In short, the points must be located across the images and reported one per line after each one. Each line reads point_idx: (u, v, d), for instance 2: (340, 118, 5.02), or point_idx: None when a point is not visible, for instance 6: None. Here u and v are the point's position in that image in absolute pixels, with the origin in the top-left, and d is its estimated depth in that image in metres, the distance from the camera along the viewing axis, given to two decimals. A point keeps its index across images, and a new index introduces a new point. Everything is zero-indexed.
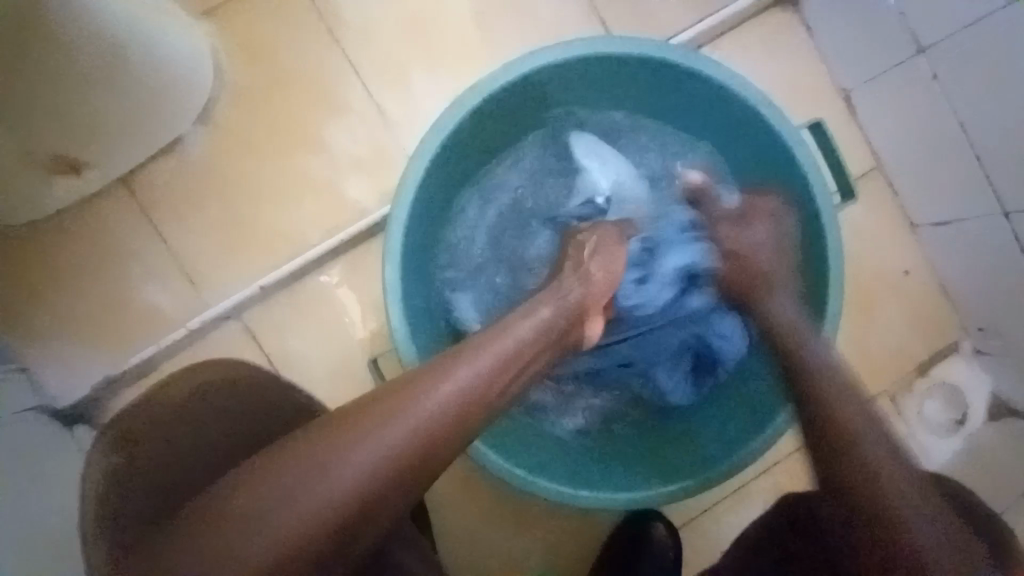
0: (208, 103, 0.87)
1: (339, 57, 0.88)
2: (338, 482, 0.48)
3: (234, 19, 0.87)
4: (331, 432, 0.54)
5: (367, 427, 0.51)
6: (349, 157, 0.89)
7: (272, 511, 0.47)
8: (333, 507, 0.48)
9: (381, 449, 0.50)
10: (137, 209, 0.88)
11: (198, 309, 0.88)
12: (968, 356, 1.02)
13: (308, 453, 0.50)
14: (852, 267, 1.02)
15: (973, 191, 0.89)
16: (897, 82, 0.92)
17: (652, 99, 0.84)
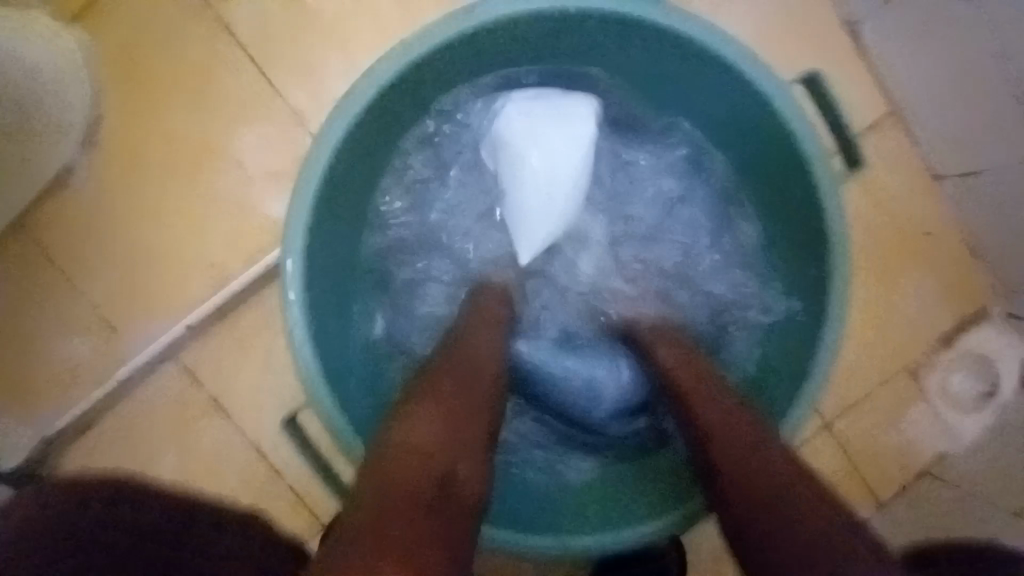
0: (92, 122, 0.74)
1: (233, 52, 0.74)
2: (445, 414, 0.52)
3: (105, 18, 0.74)
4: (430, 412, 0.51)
5: (456, 377, 0.57)
6: (264, 171, 0.76)
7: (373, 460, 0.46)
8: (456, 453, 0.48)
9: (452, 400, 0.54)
10: (35, 252, 0.77)
11: (123, 357, 0.80)
12: (999, 322, 0.90)
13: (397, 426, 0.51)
14: (863, 233, 0.88)
15: (1006, 136, 0.74)
16: (911, 6, 0.74)
17: (633, 69, 0.74)
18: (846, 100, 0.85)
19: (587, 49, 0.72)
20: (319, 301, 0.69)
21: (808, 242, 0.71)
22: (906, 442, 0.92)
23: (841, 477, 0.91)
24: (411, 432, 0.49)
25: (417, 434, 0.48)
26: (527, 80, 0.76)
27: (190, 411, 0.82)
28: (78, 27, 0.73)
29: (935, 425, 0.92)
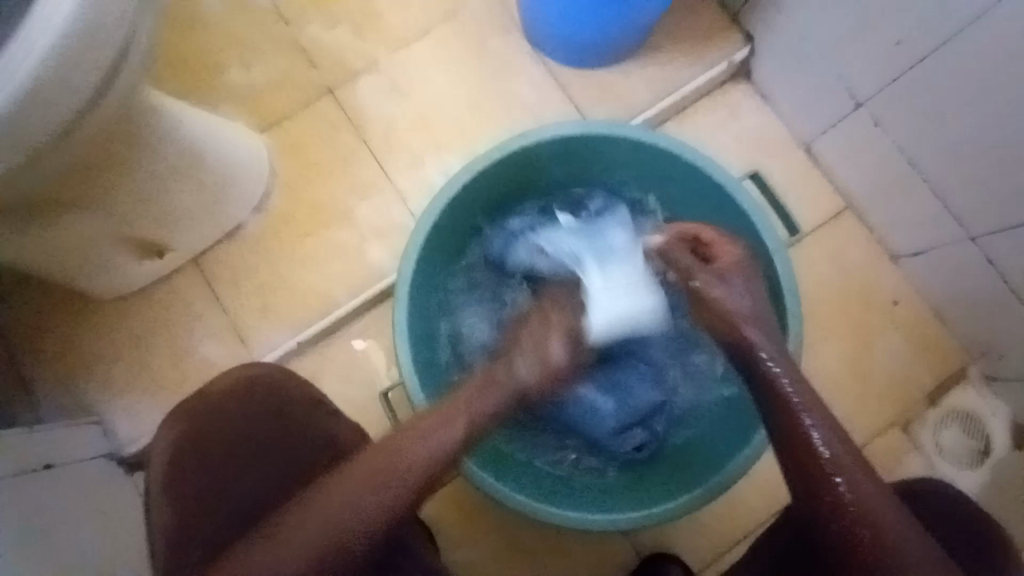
0: (263, 195, 1.08)
1: (365, 153, 1.10)
2: (371, 485, 0.62)
3: (283, 131, 1.11)
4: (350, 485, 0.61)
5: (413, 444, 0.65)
6: (373, 231, 1.07)
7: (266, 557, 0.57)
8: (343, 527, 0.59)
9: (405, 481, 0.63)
10: (203, 280, 1.07)
11: (246, 364, 1.04)
12: (978, 382, 1.03)
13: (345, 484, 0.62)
14: (838, 299, 1.06)
15: (933, 222, 0.98)
16: (845, 132, 1.04)
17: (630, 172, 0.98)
18: (812, 197, 1.10)
19: (593, 159, 0.96)
20: (419, 327, 0.91)
21: None
22: None
23: None
24: (334, 500, 0.60)
25: (341, 510, 0.60)
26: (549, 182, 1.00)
27: None
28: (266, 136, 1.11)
29: (934, 477, 1.00)
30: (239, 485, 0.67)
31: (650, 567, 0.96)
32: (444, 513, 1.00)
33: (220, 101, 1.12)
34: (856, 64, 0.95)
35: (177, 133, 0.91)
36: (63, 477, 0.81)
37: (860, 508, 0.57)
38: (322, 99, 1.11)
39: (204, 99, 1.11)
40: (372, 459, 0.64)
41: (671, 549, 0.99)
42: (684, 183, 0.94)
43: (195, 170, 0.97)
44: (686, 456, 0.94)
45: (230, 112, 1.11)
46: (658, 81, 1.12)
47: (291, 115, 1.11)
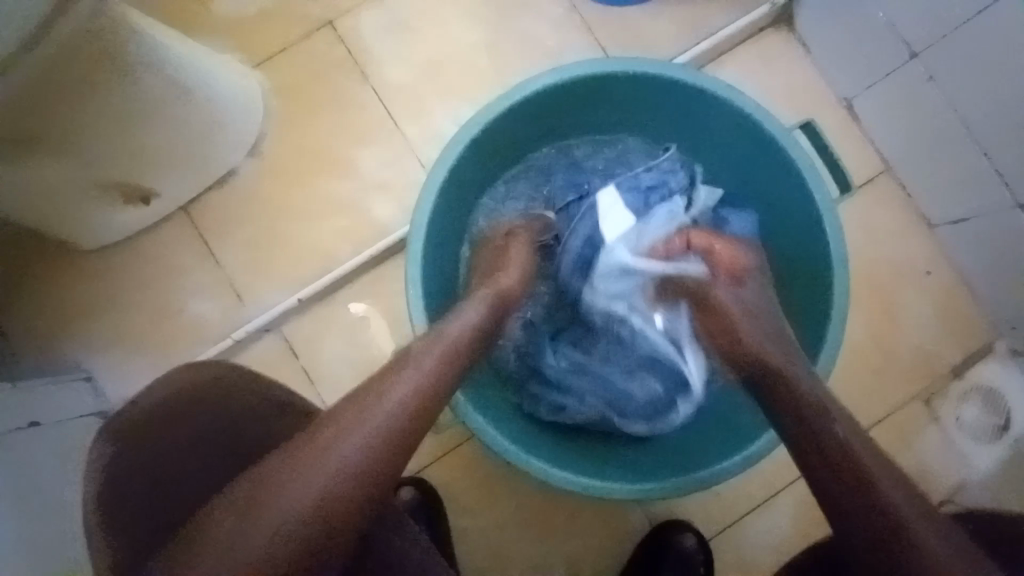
0: (256, 138, 0.99)
1: (369, 95, 1.00)
2: (327, 464, 0.57)
3: (277, 66, 1.00)
4: (320, 461, 0.57)
5: (371, 405, 0.62)
6: (378, 182, 0.99)
7: (236, 538, 0.53)
8: (315, 501, 0.56)
9: (368, 437, 0.60)
10: (193, 230, 0.99)
11: (241, 321, 0.97)
12: (1004, 357, 0.99)
13: (311, 447, 0.58)
14: (867, 268, 1.01)
15: (982, 187, 0.91)
16: (892, 87, 0.96)
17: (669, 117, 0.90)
18: (848, 158, 1.04)
19: (630, 102, 0.88)
20: (432, 282, 0.84)
21: (812, 260, 0.84)
22: (921, 465, 0.98)
23: None
24: (292, 481, 0.56)
25: (302, 488, 0.56)
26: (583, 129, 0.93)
27: (284, 372, 0.97)
28: (258, 72, 1.00)
29: (951, 452, 0.98)
30: (171, 486, 0.58)
31: (660, 538, 0.94)
32: (452, 479, 0.98)
33: (206, 31, 1.00)
34: (913, 9, 0.86)
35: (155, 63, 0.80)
36: (48, 437, 0.76)
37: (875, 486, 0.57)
38: (320, 33, 1.01)
39: (189, 27, 1.00)
40: (321, 439, 0.59)
41: (681, 517, 0.98)
42: (727, 131, 0.86)
43: (180, 106, 0.86)
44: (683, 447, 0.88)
45: (218, 44, 1.00)
46: (692, 25, 1.02)
47: (286, 49, 1.00)
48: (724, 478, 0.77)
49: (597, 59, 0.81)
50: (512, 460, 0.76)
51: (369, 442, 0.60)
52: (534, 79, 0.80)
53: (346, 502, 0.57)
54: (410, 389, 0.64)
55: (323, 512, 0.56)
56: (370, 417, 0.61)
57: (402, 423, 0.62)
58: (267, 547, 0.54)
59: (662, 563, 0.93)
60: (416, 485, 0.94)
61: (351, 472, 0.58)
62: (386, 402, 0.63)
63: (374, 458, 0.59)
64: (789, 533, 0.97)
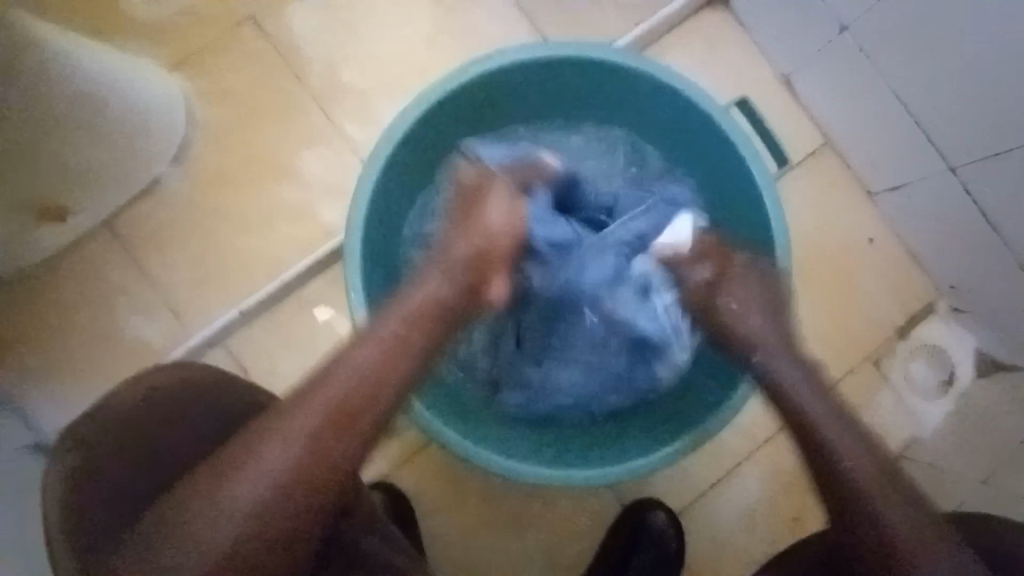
0: (182, 145, 0.93)
1: (301, 92, 0.95)
2: (276, 456, 0.59)
3: (200, 68, 0.94)
4: (244, 472, 0.57)
5: (299, 406, 0.61)
6: (319, 184, 0.95)
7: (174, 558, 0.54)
8: (246, 517, 0.56)
9: (301, 441, 0.59)
10: (122, 248, 0.93)
11: (184, 341, 0.92)
12: (947, 315, 1.03)
13: (236, 456, 0.58)
14: (815, 239, 1.03)
15: (917, 153, 0.93)
16: (826, 60, 0.97)
17: (606, 102, 0.89)
18: (790, 132, 1.05)
19: (566, 88, 0.87)
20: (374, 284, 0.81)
21: (754, 236, 0.85)
22: (877, 427, 1.01)
23: None
24: (238, 484, 0.57)
25: (250, 486, 0.57)
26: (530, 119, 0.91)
27: None
28: (179, 75, 0.94)
29: (904, 411, 1.01)
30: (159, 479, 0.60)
31: (632, 519, 0.95)
32: (419, 483, 0.95)
33: (118, 32, 0.94)
34: None
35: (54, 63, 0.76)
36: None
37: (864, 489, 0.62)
38: (244, 29, 0.95)
39: (97, 30, 0.93)
40: (244, 449, 0.58)
41: (652, 495, 0.98)
42: (665, 112, 0.86)
43: (99, 116, 0.83)
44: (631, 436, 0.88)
45: (131, 47, 0.94)
46: (629, 5, 1.01)
47: (207, 49, 0.95)
48: (647, 471, 0.77)
49: (530, 44, 0.79)
50: (455, 450, 0.75)
51: (293, 452, 0.59)
52: (467, 68, 0.77)
53: (280, 510, 0.57)
54: (336, 394, 0.63)
55: (256, 524, 0.56)
56: (298, 422, 0.60)
57: (328, 426, 0.61)
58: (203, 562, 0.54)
59: (635, 544, 0.93)
60: (383, 489, 0.92)
61: (277, 481, 0.58)
62: (334, 403, 0.62)
63: (301, 465, 0.59)
64: (757, 504, 0.99)
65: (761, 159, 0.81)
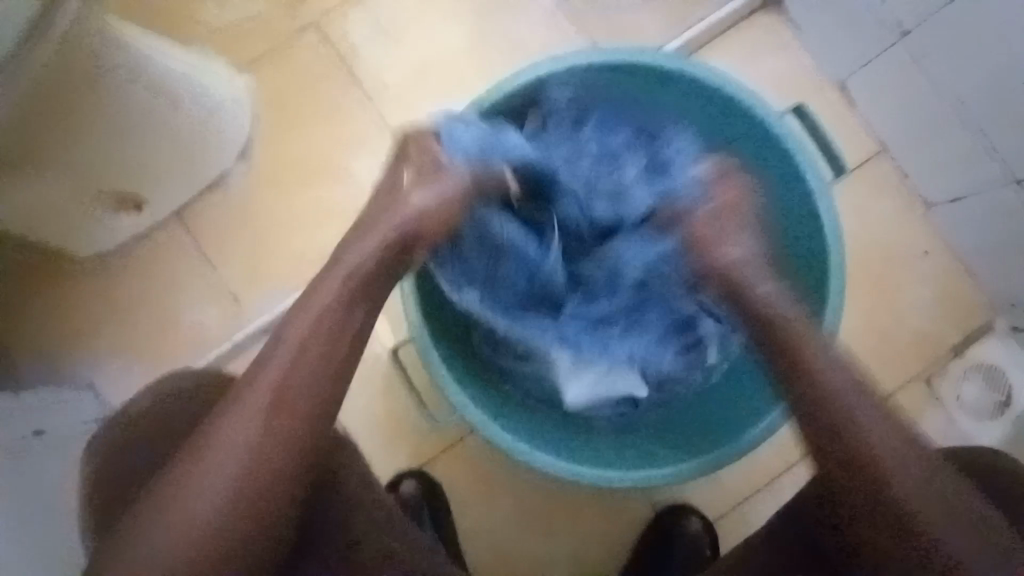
0: (245, 142, 0.99)
1: (357, 93, 0.99)
2: (223, 467, 0.58)
3: (263, 69, 1.00)
4: (216, 450, 0.59)
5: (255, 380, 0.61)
6: (371, 182, 0.99)
7: (175, 528, 0.58)
8: (235, 492, 0.58)
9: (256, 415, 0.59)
10: (187, 238, 0.99)
11: (240, 327, 0.98)
12: (1004, 335, 0.99)
13: (208, 436, 0.60)
14: (864, 251, 1.01)
15: (978, 165, 0.90)
16: (883, 67, 0.94)
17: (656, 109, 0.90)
18: (841, 142, 1.02)
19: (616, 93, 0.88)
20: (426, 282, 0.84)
21: (806, 243, 0.84)
22: None
23: None
24: (211, 466, 0.59)
25: (220, 478, 0.58)
26: None
27: None
28: (244, 75, 1.00)
29: (952, 432, 0.98)
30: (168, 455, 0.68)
31: (666, 524, 0.95)
32: (455, 475, 0.98)
33: (191, 35, 1.00)
34: None
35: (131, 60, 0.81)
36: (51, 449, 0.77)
37: (874, 440, 0.59)
38: (305, 32, 1.00)
39: (173, 33, 1.00)
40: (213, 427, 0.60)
41: (687, 502, 0.98)
42: (715, 117, 0.86)
43: (168, 110, 0.87)
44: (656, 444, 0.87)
45: (203, 49, 1.00)
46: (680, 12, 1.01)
47: (271, 51, 1.00)
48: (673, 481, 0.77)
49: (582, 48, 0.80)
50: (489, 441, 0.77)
51: (258, 428, 0.59)
52: (519, 73, 0.79)
53: (263, 486, 0.59)
54: (286, 366, 0.61)
55: (247, 499, 0.58)
56: (255, 391, 0.60)
57: (284, 399, 0.60)
58: (205, 531, 0.58)
59: (668, 547, 0.94)
60: (417, 477, 0.95)
61: (254, 459, 0.59)
62: (288, 388, 0.61)
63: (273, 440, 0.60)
64: None
65: (815, 165, 0.80)
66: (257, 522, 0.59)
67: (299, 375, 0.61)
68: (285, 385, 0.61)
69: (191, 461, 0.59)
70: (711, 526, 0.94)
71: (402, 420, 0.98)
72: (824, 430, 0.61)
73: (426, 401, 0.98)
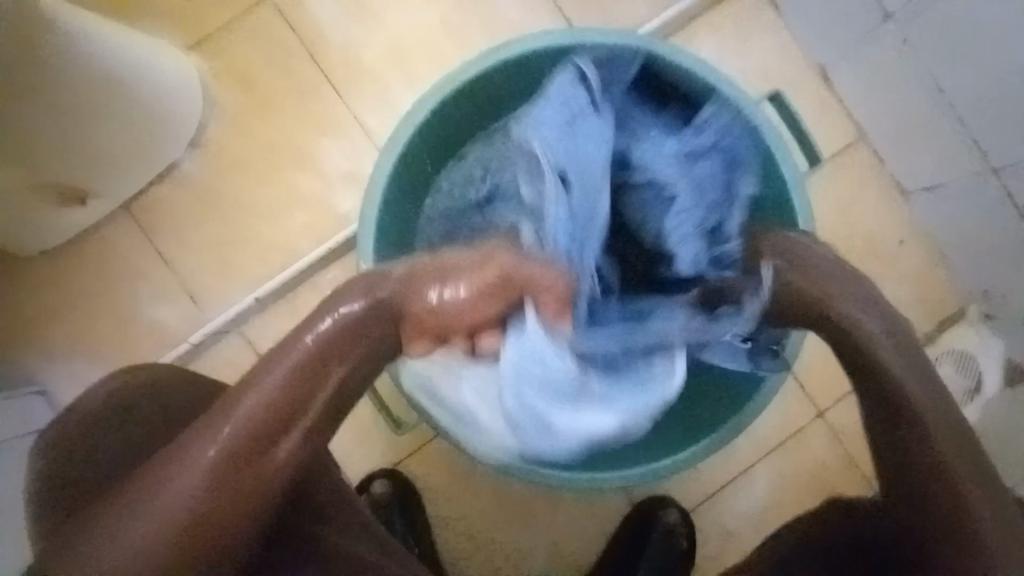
0: (199, 127, 0.92)
1: (319, 77, 0.93)
2: (200, 460, 0.54)
3: (218, 49, 0.93)
4: (184, 464, 0.54)
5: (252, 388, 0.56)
6: (336, 173, 0.94)
7: (113, 538, 0.53)
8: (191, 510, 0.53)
9: (238, 433, 0.54)
10: (140, 231, 0.93)
11: (200, 325, 0.93)
12: (976, 323, 0.99)
13: (182, 445, 0.55)
14: (842, 239, 1.00)
15: (956, 154, 0.88)
16: (866, 50, 0.92)
17: None
18: (821, 127, 1.00)
19: None
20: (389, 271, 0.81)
21: None
22: None
23: (834, 461, 0.98)
24: (169, 479, 0.54)
25: (174, 497, 0.53)
26: None
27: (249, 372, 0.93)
28: (197, 55, 0.93)
29: None
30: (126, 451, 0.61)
31: (644, 514, 0.95)
32: (430, 472, 0.96)
33: (136, 11, 0.92)
34: None
35: (76, 45, 0.74)
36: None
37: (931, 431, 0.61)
38: (262, 9, 0.93)
39: (117, 9, 0.92)
40: (189, 438, 0.55)
41: (665, 494, 0.98)
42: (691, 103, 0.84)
43: (117, 99, 0.81)
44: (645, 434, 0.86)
45: (150, 27, 0.92)
46: None
47: (225, 30, 0.93)
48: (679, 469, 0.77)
49: (557, 29, 0.77)
50: (475, 444, 0.74)
51: (235, 452, 0.54)
52: (492, 54, 0.75)
53: (220, 514, 0.54)
54: (287, 375, 0.56)
55: (204, 520, 0.54)
56: (244, 410, 0.55)
57: (269, 421, 0.55)
58: (143, 548, 0.52)
59: (644, 539, 0.94)
60: (390, 478, 0.93)
61: (224, 482, 0.54)
62: (275, 403, 0.55)
63: (246, 464, 0.54)
64: (767, 506, 0.98)
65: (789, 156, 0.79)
66: (203, 546, 0.54)
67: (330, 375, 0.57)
68: (278, 406, 0.55)
69: (156, 462, 0.55)
70: (685, 515, 0.95)
71: (374, 419, 0.95)
72: (890, 429, 0.64)
73: (391, 406, 0.95)
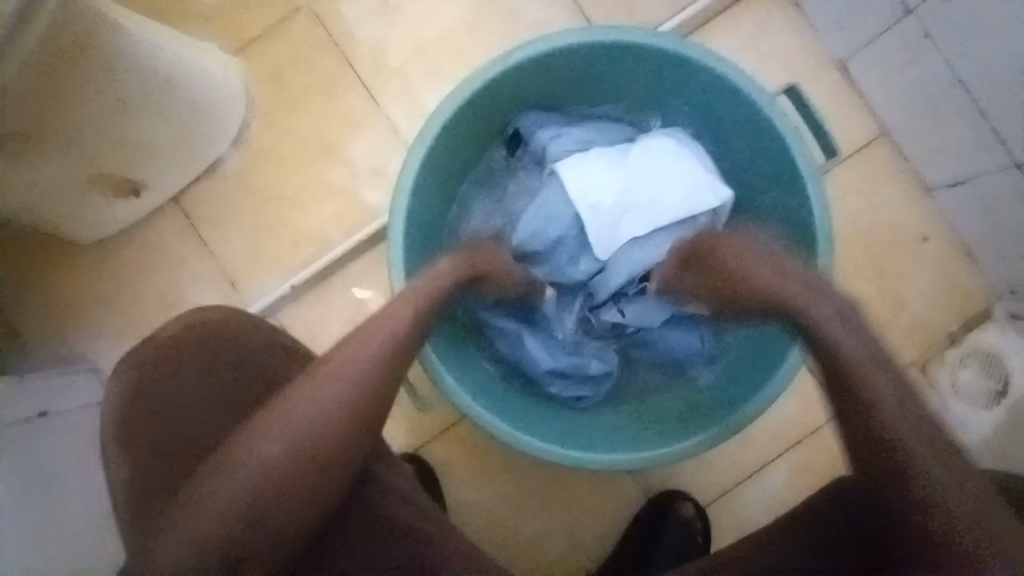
0: (241, 125, 0.99)
1: (352, 77, 0.99)
2: (290, 435, 0.59)
3: (260, 53, 1.00)
4: (244, 462, 0.58)
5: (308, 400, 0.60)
6: (367, 168, 0.99)
7: (175, 533, 0.55)
8: (248, 510, 0.57)
9: (304, 429, 0.59)
10: (185, 221, 1.00)
11: (239, 309, 0.99)
12: (1003, 322, 0.98)
13: (241, 445, 0.58)
14: (863, 236, 1.00)
15: (980, 149, 0.88)
16: (887, 47, 0.92)
17: (650, 94, 0.89)
18: (841, 124, 1.01)
19: (603, 74, 0.87)
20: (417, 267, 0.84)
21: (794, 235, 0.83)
22: None
23: None
24: (232, 477, 0.57)
25: (234, 496, 0.57)
26: (572, 113, 0.93)
27: None
28: (240, 59, 1.00)
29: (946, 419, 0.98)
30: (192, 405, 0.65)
31: (660, 505, 0.97)
32: (450, 456, 1.00)
33: (187, 19, 1.00)
34: None
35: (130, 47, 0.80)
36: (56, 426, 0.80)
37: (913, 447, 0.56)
38: (300, 15, 0.99)
39: (169, 17, 1.00)
40: (250, 438, 0.59)
41: (681, 486, 0.99)
42: (706, 99, 0.85)
43: (165, 96, 0.87)
44: (651, 425, 0.88)
45: (198, 33, 1.00)
46: None
47: (266, 35, 1.00)
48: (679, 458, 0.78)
49: (569, 29, 0.79)
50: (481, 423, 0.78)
51: (291, 451, 0.59)
52: (508, 56, 0.78)
53: (274, 513, 0.58)
54: (353, 376, 0.62)
55: (261, 518, 0.57)
56: (309, 411, 0.60)
57: (329, 423, 0.60)
58: (201, 544, 0.55)
59: (659, 530, 0.96)
60: (412, 460, 0.97)
61: (282, 481, 0.58)
62: (344, 409, 0.61)
63: (301, 465, 0.59)
64: (784, 500, 0.99)
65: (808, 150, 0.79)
66: (257, 543, 0.57)
67: (368, 377, 0.63)
68: (342, 408, 0.61)
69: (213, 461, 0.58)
70: (702, 509, 0.96)
71: (396, 403, 0.99)
72: (859, 444, 0.59)
73: (420, 386, 0.99)
